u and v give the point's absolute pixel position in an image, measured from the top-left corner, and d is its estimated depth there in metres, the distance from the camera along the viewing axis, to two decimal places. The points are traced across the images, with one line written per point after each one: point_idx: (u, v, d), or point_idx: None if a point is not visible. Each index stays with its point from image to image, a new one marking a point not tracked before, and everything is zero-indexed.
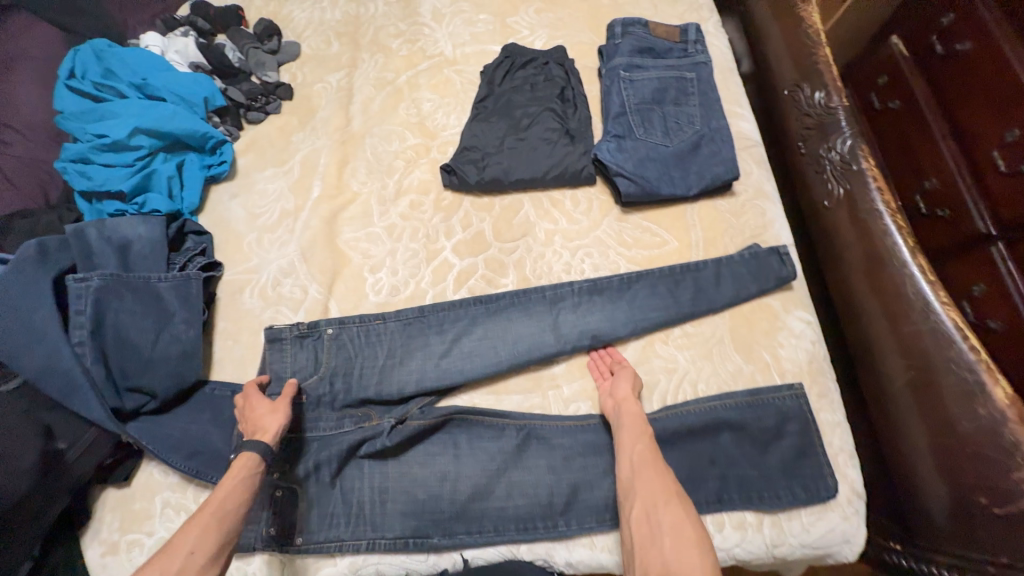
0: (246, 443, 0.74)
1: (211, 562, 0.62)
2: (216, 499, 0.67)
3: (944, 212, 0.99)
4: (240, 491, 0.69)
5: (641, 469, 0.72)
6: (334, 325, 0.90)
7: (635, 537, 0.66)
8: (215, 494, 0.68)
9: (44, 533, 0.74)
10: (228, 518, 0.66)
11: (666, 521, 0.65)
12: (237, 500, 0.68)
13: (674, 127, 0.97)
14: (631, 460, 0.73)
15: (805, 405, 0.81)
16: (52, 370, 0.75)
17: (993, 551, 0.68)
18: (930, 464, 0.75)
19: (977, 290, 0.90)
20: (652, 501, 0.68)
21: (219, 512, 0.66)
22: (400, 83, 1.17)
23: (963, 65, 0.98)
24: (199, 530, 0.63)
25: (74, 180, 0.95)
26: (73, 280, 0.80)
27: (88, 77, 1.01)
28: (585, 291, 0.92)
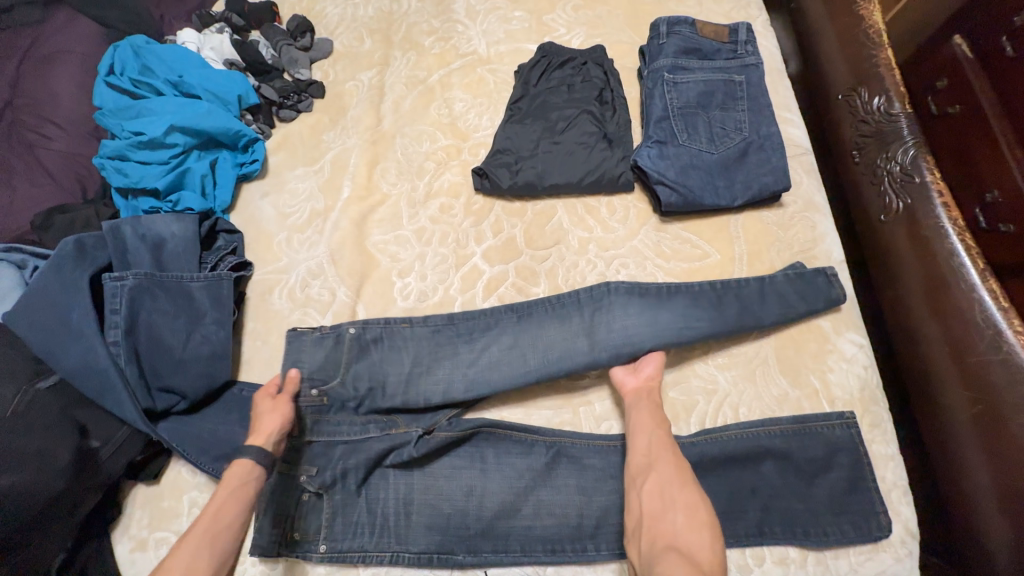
0: (244, 446, 0.74)
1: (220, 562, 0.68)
2: (209, 513, 0.69)
3: (1008, 228, 0.75)
4: (239, 497, 0.71)
5: (659, 451, 0.72)
6: (356, 326, 0.87)
7: (645, 510, 0.69)
8: (213, 501, 0.70)
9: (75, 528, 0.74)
10: (228, 525, 0.69)
11: (678, 504, 0.67)
12: (236, 505, 0.70)
13: (720, 133, 0.92)
14: (647, 441, 0.74)
15: (857, 436, 0.76)
16: (88, 368, 0.76)
17: None
18: (996, 510, 0.69)
19: None
20: (666, 484, 0.69)
21: (212, 530, 0.68)
22: (432, 82, 1.14)
23: None
24: (196, 545, 0.67)
25: (112, 177, 0.95)
26: (109, 279, 0.80)
27: (127, 73, 1.02)
28: (624, 292, 0.86)
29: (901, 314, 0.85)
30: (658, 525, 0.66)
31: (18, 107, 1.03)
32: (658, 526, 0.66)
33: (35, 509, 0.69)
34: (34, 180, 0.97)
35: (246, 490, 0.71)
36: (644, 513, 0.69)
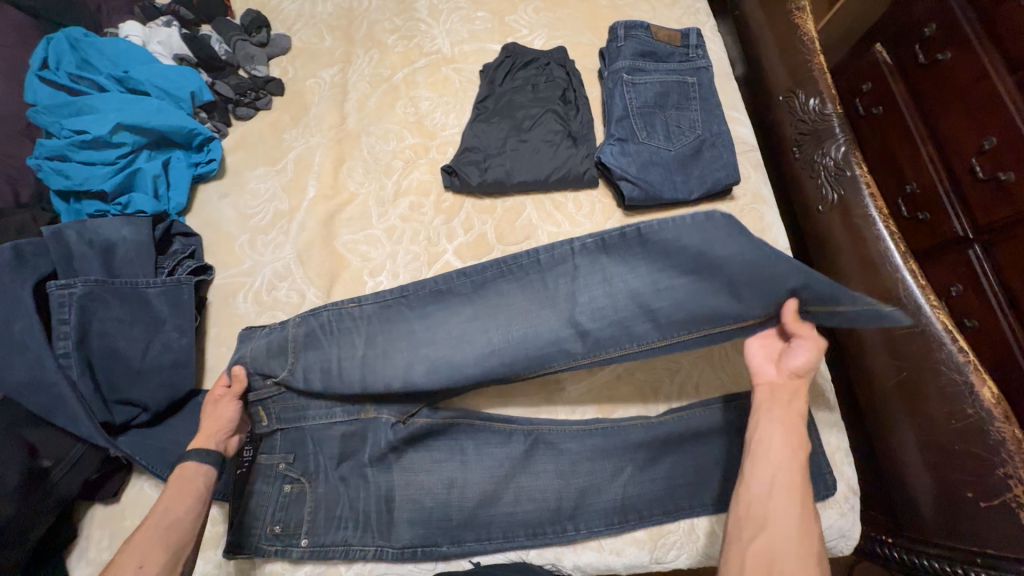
0: (188, 450, 0.71)
1: (170, 566, 0.61)
2: (158, 511, 0.64)
3: (924, 216, 0.97)
4: (188, 494, 0.67)
5: (778, 499, 0.61)
6: (302, 318, 0.82)
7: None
8: (156, 505, 0.65)
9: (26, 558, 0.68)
10: (176, 524, 0.64)
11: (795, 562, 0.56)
12: (185, 505, 0.66)
13: (676, 131, 0.98)
14: (772, 475, 0.63)
15: (804, 406, 0.84)
16: (36, 382, 0.71)
17: (981, 542, 0.71)
18: (919, 461, 0.78)
19: (955, 290, 0.90)
20: (784, 536, 0.58)
21: (163, 524, 0.63)
22: (397, 80, 1.14)
23: (942, 74, 0.95)
24: (147, 536, 0.61)
25: (51, 179, 0.89)
26: (54, 287, 0.75)
27: (63, 68, 0.94)
28: (591, 249, 0.79)
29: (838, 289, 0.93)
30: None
31: None
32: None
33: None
34: None
35: (193, 489, 0.68)
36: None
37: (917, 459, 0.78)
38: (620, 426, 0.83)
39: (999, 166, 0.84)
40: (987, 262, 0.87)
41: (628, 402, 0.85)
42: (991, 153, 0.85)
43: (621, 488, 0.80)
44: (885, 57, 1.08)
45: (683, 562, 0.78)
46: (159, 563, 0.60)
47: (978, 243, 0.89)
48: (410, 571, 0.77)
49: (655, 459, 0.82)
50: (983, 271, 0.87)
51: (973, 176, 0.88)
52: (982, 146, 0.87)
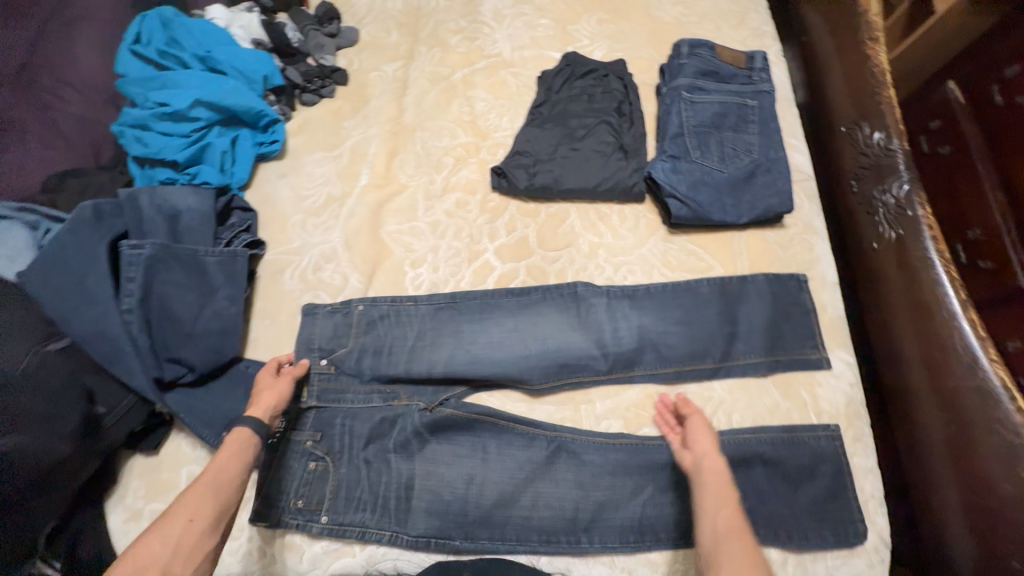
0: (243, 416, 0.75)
1: (212, 528, 0.64)
2: (211, 471, 0.68)
3: (987, 264, 0.91)
4: (238, 461, 0.70)
5: (727, 542, 0.64)
6: (366, 303, 0.92)
7: None
8: (209, 466, 0.69)
9: (69, 497, 0.72)
10: (225, 486, 0.67)
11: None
12: (235, 470, 0.69)
13: (731, 153, 0.96)
14: (716, 522, 0.67)
15: (839, 448, 0.80)
16: (104, 334, 0.75)
17: None
18: (962, 522, 0.74)
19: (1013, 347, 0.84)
20: None
21: (215, 483, 0.67)
22: (456, 79, 1.17)
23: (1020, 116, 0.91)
24: (199, 494, 0.65)
25: (131, 146, 0.95)
26: (126, 247, 0.79)
27: (153, 44, 1.01)
28: (617, 293, 0.92)
29: (884, 332, 0.91)
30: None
31: None
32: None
33: (35, 476, 0.66)
34: (44, 138, 0.96)
35: (244, 456, 0.71)
36: None
37: (960, 516, 0.74)
38: (645, 444, 0.82)
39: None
40: None
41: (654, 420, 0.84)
42: None
43: (639, 507, 0.79)
44: (958, 95, 1.04)
45: None
46: (207, 522, 0.64)
47: None
48: (422, 559, 0.78)
49: (677, 482, 0.80)
50: None
51: None
52: None
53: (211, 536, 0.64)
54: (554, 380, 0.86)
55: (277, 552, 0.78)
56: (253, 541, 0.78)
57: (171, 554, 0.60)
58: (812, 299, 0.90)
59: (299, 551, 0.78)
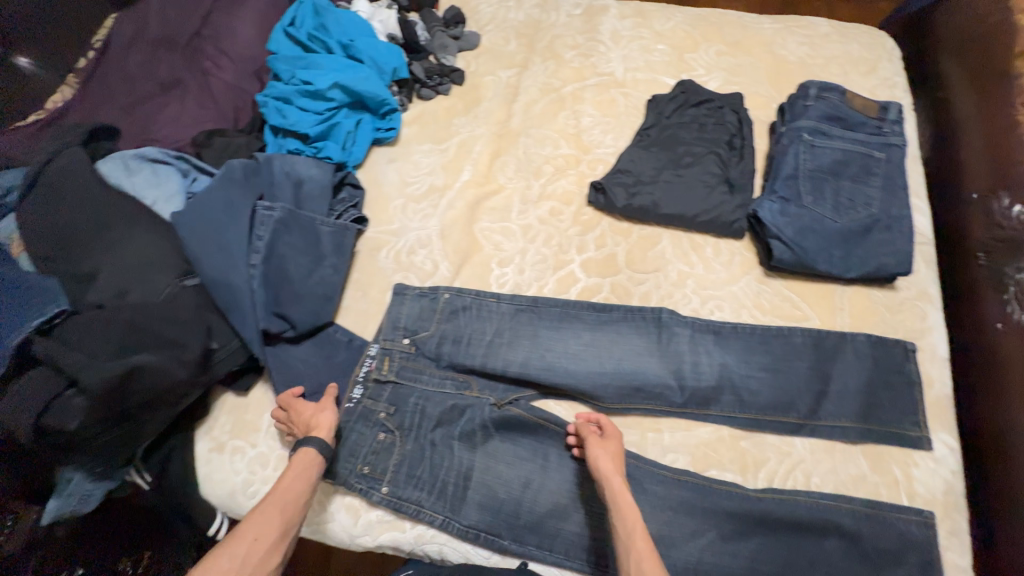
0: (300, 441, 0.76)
1: (275, 548, 0.65)
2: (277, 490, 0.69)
3: None
4: (305, 480, 0.72)
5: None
6: (452, 292, 0.95)
7: None
8: (278, 482, 0.71)
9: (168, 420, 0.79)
10: (292, 507, 0.69)
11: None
12: (301, 490, 0.71)
13: (847, 204, 0.91)
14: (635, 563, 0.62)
15: (933, 538, 0.73)
16: (226, 279, 0.81)
17: None
18: None
19: None
20: None
21: (283, 502, 0.68)
22: (566, 92, 1.20)
23: None
24: (268, 514, 0.67)
25: (271, 115, 1.05)
26: (261, 207, 0.89)
27: (305, 28, 1.12)
28: (702, 328, 0.90)
29: (997, 423, 0.83)
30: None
31: (205, 38, 1.21)
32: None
33: (155, 395, 0.73)
34: (199, 101, 1.13)
35: (309, 476, 0.73)
36: None
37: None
38: (712, 487, 0.79)
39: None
40: None
41: (725, 464, 0.81)
42: None
43: (696, 550, 0.76)
44: None
45: None
46: (271, 541, 0.65)
47: None
48: (468, 550, 0.80)
49: (742, 534, 0.77)
50: None
51: None
52: None
53: (274, 558, 0.65)
54: (627, 401, 0.85)
55: (335, 513, 0.82)
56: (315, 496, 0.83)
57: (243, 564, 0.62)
58: (918, 372, 0.84)
59: (354, 514, 0.82)
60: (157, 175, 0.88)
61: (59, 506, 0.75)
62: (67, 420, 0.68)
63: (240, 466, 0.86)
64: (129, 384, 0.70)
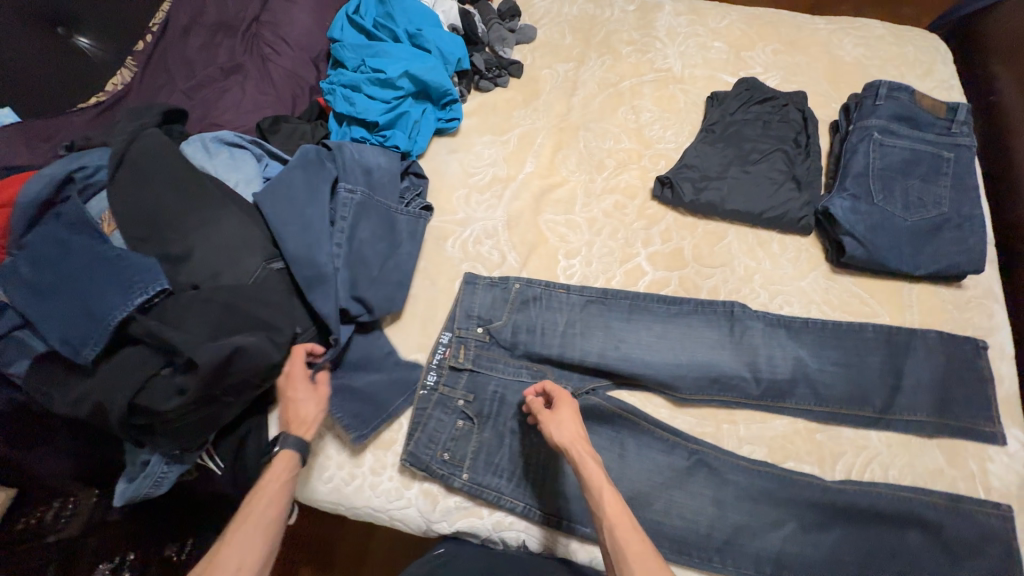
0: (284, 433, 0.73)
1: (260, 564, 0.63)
2: (258, 505, 0.66)
3: None
4: (282, 488, 0.68)
5: (619, 523, 0.62)
6: (523, 282, 0.95)
7: None
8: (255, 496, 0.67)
9: (247, 404, 0.79)
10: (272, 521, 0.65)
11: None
12: (281, 499, 0.68)
13: (917, 202, 0.93)
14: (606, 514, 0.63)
15: (1011, 530, 0.75)
16: (311, 263, 0.81)
17: None
18: None
19: None
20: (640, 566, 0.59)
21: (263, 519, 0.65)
22: (623, 87, 1.19)
23: None
24: (250, 534, 0.63)
25: (339, 103, 1.05)
26: (343, 191, 0.89)
27: (371, 17, 1.13)
28: (773, 322, 0.91)
29: None
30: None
31: (264, 25, 1.18)
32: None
33: (248, 377, 0.72)
34: (259, 87, 1.11)
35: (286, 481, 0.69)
36: None
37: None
38: (792, 478, 0.80)
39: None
40: None
41: (803, 457, 0.82)
42: None
43: (778, 540, 0.77)
44: None
45: None
46: (254, 569, 0.61)
47: None
48: (547, 538, 0.80)
49: (823, 525, 0.78)
50: None
51: None
52: None
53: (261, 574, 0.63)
54: (704, 392, 0.87)
55: (413, 499, 0.82)
56: (392, 482, 0.83)
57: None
58: (989, 371, 0.85)
59: (433, 500, 0.82)
60: (235, 158, 0.88)
61: (136, 487, 0.76)
62: (163, 399, 0.68)
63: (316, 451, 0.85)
64: (228, 366, 0.69)
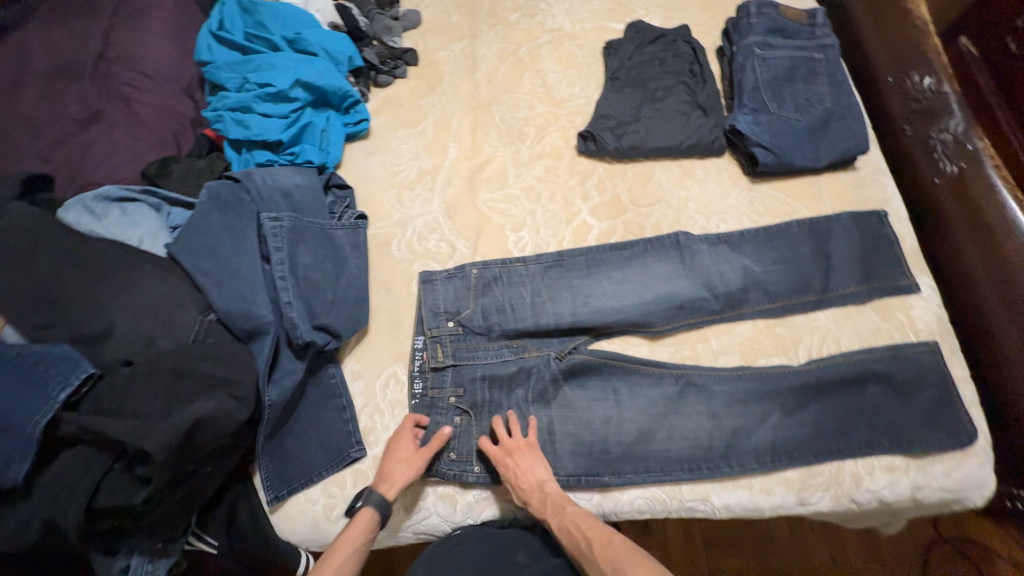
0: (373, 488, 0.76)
1: None
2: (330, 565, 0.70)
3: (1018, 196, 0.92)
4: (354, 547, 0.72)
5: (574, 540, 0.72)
6: (479, 266, 0.94)
7: None
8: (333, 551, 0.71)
9: (227, 470, 0.72)
10: None
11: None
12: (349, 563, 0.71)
13: (804, 104, 1.03)
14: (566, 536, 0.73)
15: (940, 359, 0.88)
16: (254, 302, 0.74)
17: None
18: None
19: None
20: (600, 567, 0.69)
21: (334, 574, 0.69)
22: (522, 54, 1.19)
23: None
24: None
25: (231, 128, 0.96)
26: (267, 220, 0.81)
27: (239, 29, 1.03)
28: (714, 241, 0.98)
29: (953, 259, 0.99)
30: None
31: (112, 60, 1.03)
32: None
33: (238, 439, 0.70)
34: (129, 130, 0.97)
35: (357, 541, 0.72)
36: None
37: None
38: (765, 373, 0.88)
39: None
40: None
41: (770, 352, 0.90)
42: None
43: (769, 431, 0.85)
44: (973, 51, 1.03)
45: (826, 504, 0.83)
46: None
47: None
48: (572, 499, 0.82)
49: (801, 404, 0.87)
50: None
51: None
52: None
53: None
54: (673, 320, 0.92)
55: (432, 507, 0.81)
56: (407, 498, 0.81)
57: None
58: (893, 236, 0.97)
59: (452, 501, 0.81)
60: (129, 214, 0.79)
61: None
62: (129, 493, 0.61)
63: (316, 494, 0.80)
64: (192, 439, 0.62)
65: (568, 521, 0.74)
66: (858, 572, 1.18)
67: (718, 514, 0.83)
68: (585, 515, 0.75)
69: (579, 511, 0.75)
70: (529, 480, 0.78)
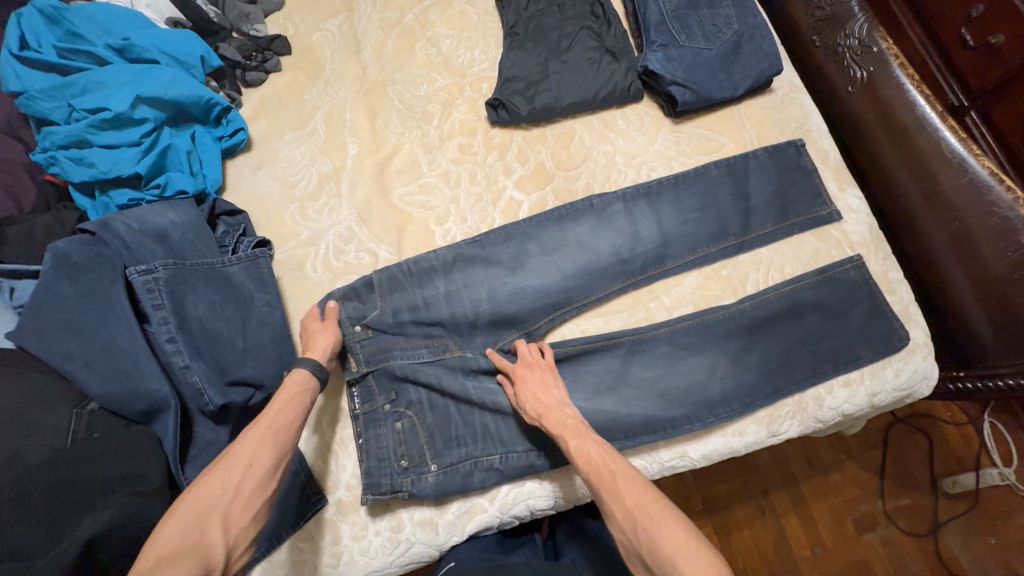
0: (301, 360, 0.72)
1: (268, 475, 0.59)
2: (272, 408, 0.63)
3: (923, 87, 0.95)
4: (298, 401, 0.66)
5: (592, 471, 0.65)
6: (387, 267, 0.84)
7: (628, 534, 0.60)
8: (273, 402, 0.65)
9: None
10: (282, 431, 0.62)
11: (653, 523, 0.58)
12: (291, 412, 0.65)
13: (713, 30, 0.98)
14: (588, 455, 0.67)
15: (866, 272, 0.90)
16: (141, 378, 0.63)
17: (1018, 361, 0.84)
18: (973, 300, 0.87)
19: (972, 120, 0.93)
20: (619, 502, 0.61)
21: (274, 424, 0.62)
22: (409, 22, 1.05)
23: None
24: (260, 436, 0.60)
25: (72, 170, 0.79)
26: (136, 273, 0.67)
27: (50, 44, 0.83)
28: (634, 195, 0.93)
29: (873, 165, 0.99)
30: (667, 565, 0.55)
31: None
32: (659, 566, 0.56)
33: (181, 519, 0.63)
34: None
35: (303, 397, 0.67)
36: (635, 537, 0.59)
37: (971, 296, 0.87)
38: (712, 317, 0.87)
39: (987, 31, 0.86)
40: (982, 125, 0.92)
41: (720, 295, 0.89)
42: (981, 20, 0.87)
43: (721, 381, 0.85)
44: None
45: (795, 429, 0.85)
46: (266, 465, 0.59)
47: (973, 109, 0.93)
48: (537, 488, 0.79)
49: (748, 348, 0.87)
50: (979, 134, 0.92)
51: (963, 45, 0.90)
52: (969, 15, 0.88)
53: (266, 486, 0.58)
54: (598, 290, 0.89)
55: (411, 538, 0.76)
56: (380, 540, 0.75)
57: (233, 497, 0.56)
58: (812, 159, 0.96)
59: (431, 525, 0.77)
60: None
61: None
62: None
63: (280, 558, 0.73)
64: (93, 562, 0.53)
65: (592, 445, 0.68)
66: (831, 466, 1.25)
67: (697, 464, 0.83)
68: (609, 449, 0.68)
69: (600, 441, 0.69)
70: (554, 402, 0.75)
